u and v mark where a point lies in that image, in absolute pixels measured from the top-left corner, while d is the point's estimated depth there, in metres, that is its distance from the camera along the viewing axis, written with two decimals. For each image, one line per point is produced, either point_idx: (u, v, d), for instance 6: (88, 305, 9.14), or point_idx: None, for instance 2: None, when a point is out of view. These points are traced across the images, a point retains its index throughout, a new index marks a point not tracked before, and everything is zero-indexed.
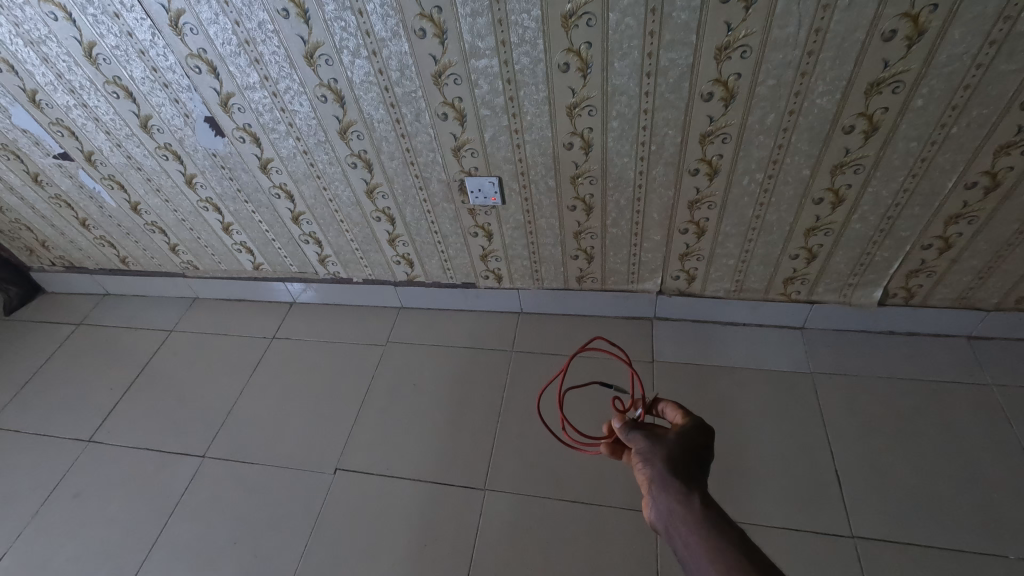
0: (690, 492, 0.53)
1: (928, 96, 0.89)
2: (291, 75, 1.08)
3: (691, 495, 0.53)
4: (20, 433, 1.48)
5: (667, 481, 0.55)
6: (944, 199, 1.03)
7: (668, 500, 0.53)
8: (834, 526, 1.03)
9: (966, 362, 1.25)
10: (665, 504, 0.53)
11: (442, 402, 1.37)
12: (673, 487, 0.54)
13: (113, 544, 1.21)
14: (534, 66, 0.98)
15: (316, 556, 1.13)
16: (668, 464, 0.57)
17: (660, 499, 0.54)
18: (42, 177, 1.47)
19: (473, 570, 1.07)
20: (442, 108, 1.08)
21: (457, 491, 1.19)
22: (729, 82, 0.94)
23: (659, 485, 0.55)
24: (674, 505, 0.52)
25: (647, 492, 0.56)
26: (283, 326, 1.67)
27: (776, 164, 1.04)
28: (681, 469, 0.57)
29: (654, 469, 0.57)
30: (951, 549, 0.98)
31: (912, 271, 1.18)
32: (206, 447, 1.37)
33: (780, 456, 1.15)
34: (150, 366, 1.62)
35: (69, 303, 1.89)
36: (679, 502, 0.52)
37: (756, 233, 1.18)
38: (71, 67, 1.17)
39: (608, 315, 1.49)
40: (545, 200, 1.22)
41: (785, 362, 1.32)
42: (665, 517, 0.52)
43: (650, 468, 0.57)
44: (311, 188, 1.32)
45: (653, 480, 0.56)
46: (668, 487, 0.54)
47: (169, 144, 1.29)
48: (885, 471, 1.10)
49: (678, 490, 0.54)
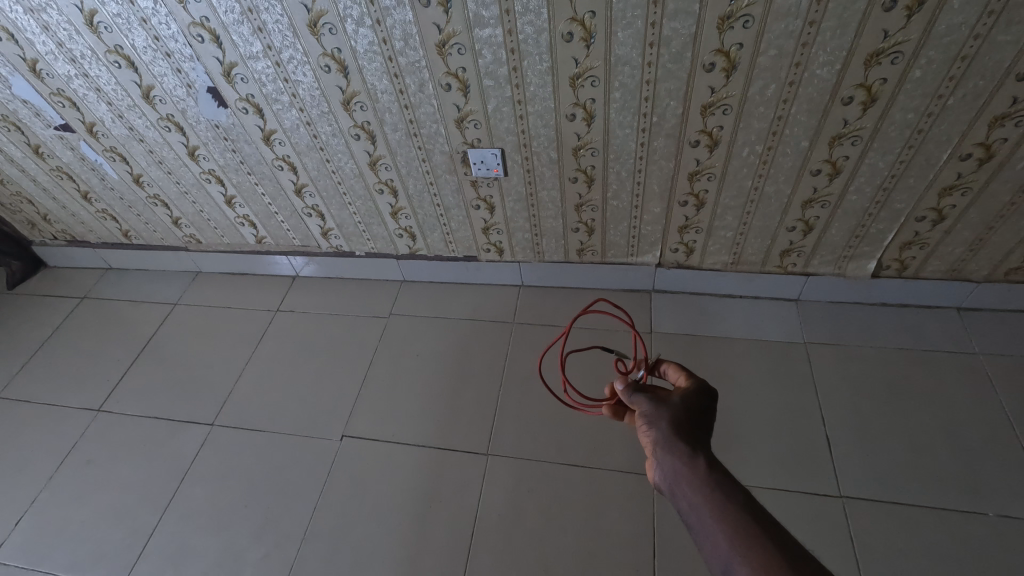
0: (694, 454, 0.56)
1: (927, 67, 0.90)
2: (294, 44, 1.08)
3: (695, 457, 0.56)
4: (29, 403, 1.50)
5: (671, 443, 0.58)
6: (939, 171, 1.05)
7: (673, 461, 0.56)
8: (824, 487, 1.08)
9: (955, 332, 1.28)
10: (670, 465, 0.56)
11: (445, 372, 1.40)
12: (677, 449, 0.57)
13: (128, 507, 1.25)
14: (538, 36, 0.98)
15: (325, 517, 1.18)
16: (671, 426, 0.60)
17: (664, 461, 0.57)
18: (43, 149, 1.47)
19: (476, 530, 1.11)
20: (445, 79, 1.08)
21: (461, 456, 1.23)
22: (731, 53, 0.95)
23: (665, 447, 0.58)
24: (679, 467, 0.55)
25: (651, 454, 0.59)
26: (286, 299, 1.69)
27: (775, 135, 1.06)
28: (684, 431, 0.60)
29: (658, 431, 0.60)
30: (933, 507, 1.03)
31: (906, 243, 1.21)
32: (215, 415, 1.41)
33: (773, 422, 1.19)
34: (156, 338, 1.64)
35: (72, 277, 1.90)
36: (682, 463, 0.56)
37: (754, 206, 1.20)
38: (71, 36, 1.16)
39: (607, 288, 1.52)
40: (546, 172, 1.23)
41: (780, 334, 1.35)
42: (670, 478, 0.56)
43: (655, 430, 0.61)
44: (314, 160, 1.33)
45: (658, 442, 0.59)
46: (673, 449, 0.57)
47: (171, 116, 1.29)
48: (874, 436, 1.14)
49: (682, 452, 0.57)
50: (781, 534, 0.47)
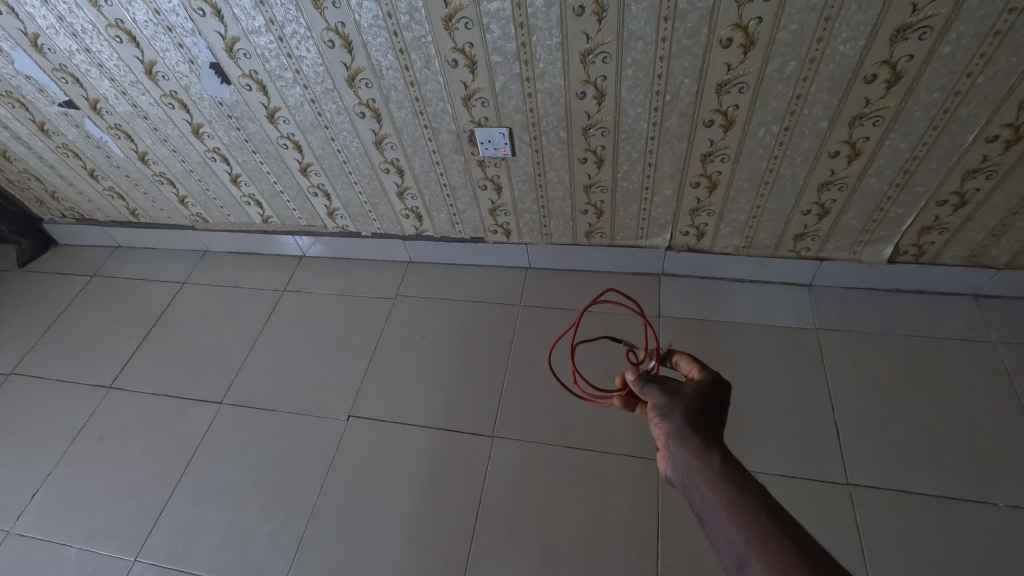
0: (708, 447, 0.55)
1: (957, 42, 0.86)
2: (297, 19, 1.05)
3: (710, 450, 0.55)
4: (42, 379, 1.53)
5: (684, 436, 0.57)
6: (963, 153, 1.01)
7: (686, 454, 0.56)
8: (831, 475, 1.07)
9: (971, 319, 1.25)
10: (684, 457, 0.55)
11: (452, 354, 1.40)
12: (691, 442, 0.56)
13: (139, 483, 1.27)
14: (548, 9, 0.95)
15: (331, 496, 1.19)
16: (685, 418, 0.59)
17: (677, 453, 0.56)
18: (48, 126, 1.46)
19: (481, 511, 1.12)
20: (452, 55, 1.05)
21: (466, 438, 1.23)
22: (749, 27, 0.91)
23: (679, 440, 0.57)
24: (691, 460, 0.55)
25: (663, 446, 0.59)
26: (293, 279, 1.69)
27: (793, 115, 1.02)
28: (698, 423, 0.59)
29: (671, 423, 0.59)
30: (942, 497, 1.02)
31: (925, 228, 1.17)
32: (223, 394, 1.42)
33: (781, 409, 1.18)
34: (165, 317, 1.65)
35: (82, 256, 1.91)
36: (696, 458, 0.55)
37: (769, 188, 1.17)
38: (72, 10, 1.14)
39: (616, 271, 1.50)
40: (555, 153, 1.21)
41: (791, 319, 1.33)
42: (683, 470, 0.55)
43: (668, 423, 0.60)
44: (319, 139, 1.31)
45: (671, 434, 0.58)
46: (686, 442, 0.57)
47: (175, 92, 1.27)
48: (885, 425, 1.12)
49: (696, 445, 0.56)
50: (798, 531, 0.46)
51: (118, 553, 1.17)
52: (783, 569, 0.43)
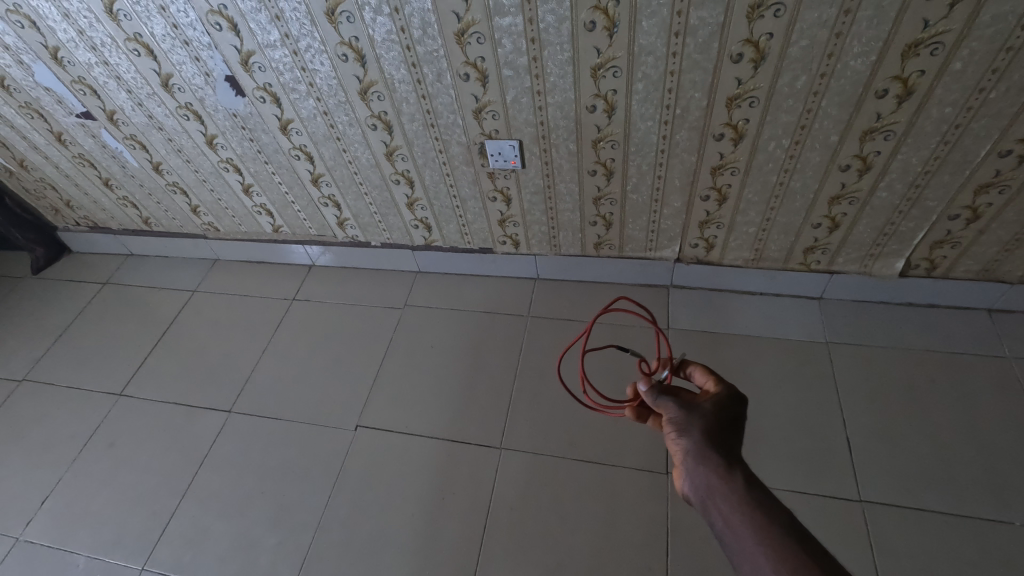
0: (728, 466, 0.55)
1: (969, 58, 0.86)
2: (311, 33, 1.07)
3: (728, 469, 0.55)
4: (54, 386, 1.54)
5: (703, 453, 0.57)
6: (976, 168, 1.01)
7: (706, 473, 0.55)
8: (844, 491, 1.06)
9: (985, 334, 1.24)
10: (703, 476, 0.55)
11: (459, 365, 1.40)
12: (710, 461, 0.56)
13: (148, 491, 1.28)
14: (559, 25, 0.96)
15: (338, 506, 1.19)
16: (704, 435, 0.59)
17: (697, 472, 0.56)
18: (65, 136, 1.49)
19: (488, 524, 1.12)
20: (464, 68, 1.06)
21: (474, 450, 1.23)
22: (760, 43, 0.91)
23: (697, 460, 0.57)
24: (711, 479, 0.54)
25: (681, 463, 0.58)
26: (302, 288, 1.70)
27: (803, 129, 1.02)
28: (716, 440, 0.58)
29: (689, 440, 0.59)
30: (958, 515, 1.00)
31: (937, 242, 1.17)
32: (232, 403, 1.43)
33: (792, 423, 1.17)
34: (175, 325, 1.66)
35: (95, 264, 1.93)
36: (715, 477, 0.54)
37: (779, 201, 1.17)
38: (92, 24, 1.16)
39: (624, 282, 1.50)
40: (565, 165, 1.21)
41: (801, 332, 1.32)
42: (703, 490, 0.55)
43: (686, 439, 0.59)
44: (330, 150, 1.32)
45: (689, 452, 0.58)
46: (705, 460, 0.56)
47: (190, 104, 1.29)
48: (898, 441, 1.11)
49: (716, 464, 0.56)
50: (823, 555, 0.46)
51: (126, 561, 1.17)
52: None
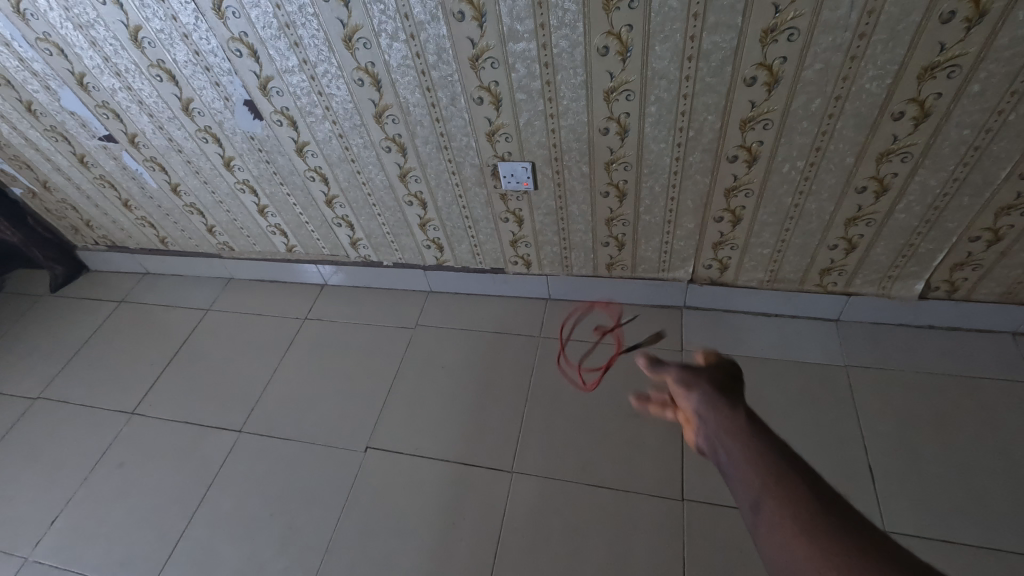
0: (731, 407, 0.56)
1: (986, 80, 0.85)
2: (329, 58, 1.09)
3: (731, 407, 0.55)
4: (67, 403, 1.55)
5: (706, 394, 0.58)
6: (996, 190, 0.99)
7: (708, 410, 0.56)
8: (867, 521, 1.02)
9: (1010, 358, 1.21)
10: (705, 413, 0.56)
11: (471, 386, 1.39)
12: (713, 399, 0.57)
13: (157, 512, 1.27)
14: (573, 50, 0.97)
15: (347, 530, 1.17)
16: (708, 381, 0.60)
17: (699, 409, 0.57)
18: (88, 158, 1.52)
19: (499, 550, 1.09)
20: (477, 92, 1.08)
21: (485, 473, 1.21)
22: (773, 66, 0.91)
23: (704, 406, 0.57)
24: (713, 414, 0.55)
25: (685, 405, 0.59)
26: (314, 307, 1.71)
27: (818, 151, 1.02)
28: (720, 385, 0.59)
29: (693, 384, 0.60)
30: (988, 548, 0.96)
31: (958, 264, 1.15)
32: (243, 422, 1.42)
33: (811, 449, 1.14)
34: (189, 343, 1.67)
35: (111, 282, 1.96)
36: (716, 413, 0.55)
37: (794, 222, 1.16)
38: (117, 51, 1.20)
39: (637, 303, 1.49)
40: (577, 186, 1.21)
41: (819, 355, 1.30)
42: (704, 425, 0.55)
43: (689, 383, 0.60)
44: (345, 172, 1.34)
45: (692, 393, 0.59)
46: (708, 399, 0.57)
47: (209, 127, 1.32)
48: (922, 468, 1.08)
49: (719, 403, 0.56)
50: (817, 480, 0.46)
51: None
52: (803, 512, 0.43)
